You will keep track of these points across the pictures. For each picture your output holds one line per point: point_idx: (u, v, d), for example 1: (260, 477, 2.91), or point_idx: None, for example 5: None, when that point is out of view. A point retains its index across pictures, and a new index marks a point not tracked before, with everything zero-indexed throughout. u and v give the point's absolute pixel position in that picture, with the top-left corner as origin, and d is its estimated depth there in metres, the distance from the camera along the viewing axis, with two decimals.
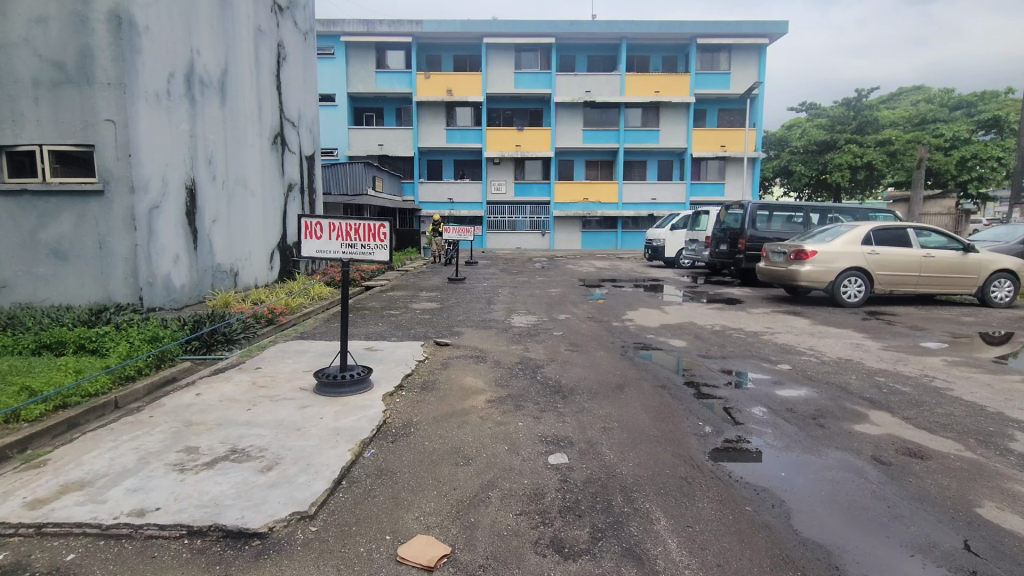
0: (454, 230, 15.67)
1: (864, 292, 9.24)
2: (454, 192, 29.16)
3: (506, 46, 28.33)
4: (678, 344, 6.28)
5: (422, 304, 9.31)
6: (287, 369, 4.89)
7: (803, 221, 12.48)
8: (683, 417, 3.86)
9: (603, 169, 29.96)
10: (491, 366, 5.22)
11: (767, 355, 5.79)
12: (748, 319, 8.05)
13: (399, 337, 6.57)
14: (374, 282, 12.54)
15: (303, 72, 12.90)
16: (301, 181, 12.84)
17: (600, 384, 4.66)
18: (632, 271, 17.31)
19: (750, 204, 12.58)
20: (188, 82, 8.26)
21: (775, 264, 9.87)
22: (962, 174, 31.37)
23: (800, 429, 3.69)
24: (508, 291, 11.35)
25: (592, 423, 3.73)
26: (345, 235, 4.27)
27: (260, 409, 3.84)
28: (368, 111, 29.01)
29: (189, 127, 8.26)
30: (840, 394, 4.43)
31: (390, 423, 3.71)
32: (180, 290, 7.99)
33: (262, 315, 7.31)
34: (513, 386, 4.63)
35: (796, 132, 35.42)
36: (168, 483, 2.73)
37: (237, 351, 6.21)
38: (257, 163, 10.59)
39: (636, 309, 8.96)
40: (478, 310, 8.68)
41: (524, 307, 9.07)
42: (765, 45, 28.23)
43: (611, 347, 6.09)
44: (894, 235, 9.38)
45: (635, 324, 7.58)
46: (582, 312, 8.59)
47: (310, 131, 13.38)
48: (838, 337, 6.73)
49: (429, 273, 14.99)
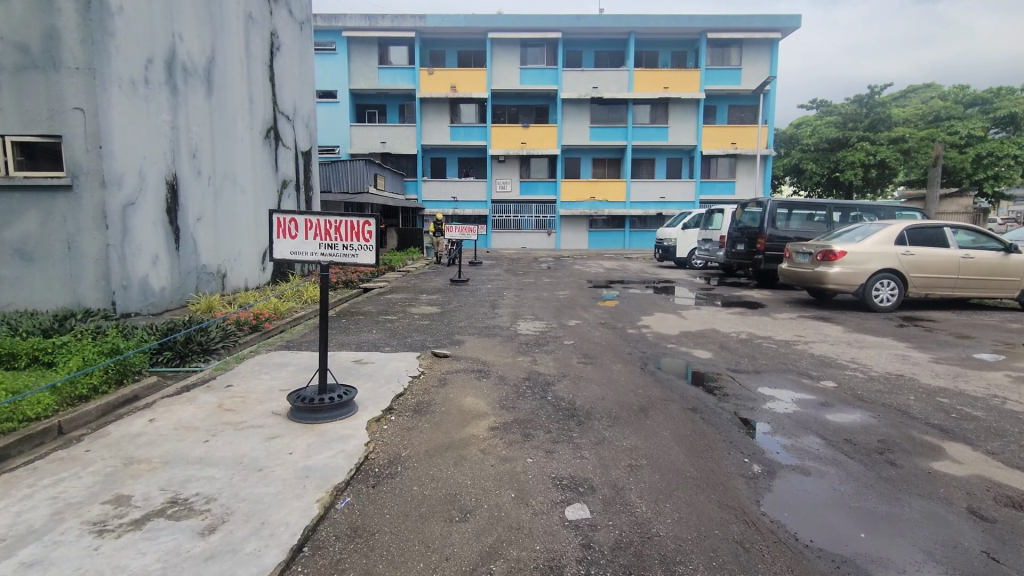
0: (456, 229, 15.05)
1: (897, 296, 8.56)
2: (458, 190, 28.52)
3: (511, 42, 27.72)
4: (704, 355, 5.64)
5: (421, 309, 8.70)
6: (261, 387, 4.28)
7: (824, 219, 11.80)
8: (723, 451, 3.23)
9: (610, 167, 29.31)
10: (493, 384, 4.58)
11: (806, 368, 5.13)
12: (775, 325, 7.39)
13: (393, 347, 5.96)
14: (372, 284, 11.93)
15: (299, 63, 12.34)
16: (296, 177, 12.28)
17: (619, 406, 4.02)
18: (641, 272, 16.66)
19: (770, 202, 11.90)
20: (168, 69, 7.70)
21: (800, 266, 9.23)
22: (977, 173, 30.53)
23: (868, 467, 3.05)
24: (513, 293, 10.72)
25: (616, 460, 3.10)
26: (323, 234, 3.65)
27: (220, 441, 3.23)
28: (371, 108, 28.52)
29: (170, 118, 7.71)
30: (903, 421, 3.76)
31: (372, 460, 3.08)
32: (159, 293, 7.45)
33: (245, 321, 6.70)
34: (519, 408, 3.99)
35: (807, 129, 34.63)
36: (76, 553, 2.12)
37: (214, 363, 5.63)
38: (248, 158, 10.04)
39: (651, 314, 8.31)
40: (482, 316, 8.06)
41: (531, 311, 8.43)
42: (776, 39, 27.51)
43: (628, 359, 5.45)
44: (929, 234, 8.70)
45: (652, 332, 6.94)
46: (594, 317, 7.96)
47: (307, 126, 12.82)
48: (880, 347, 6.06)
49: (431, 275, 14.39)
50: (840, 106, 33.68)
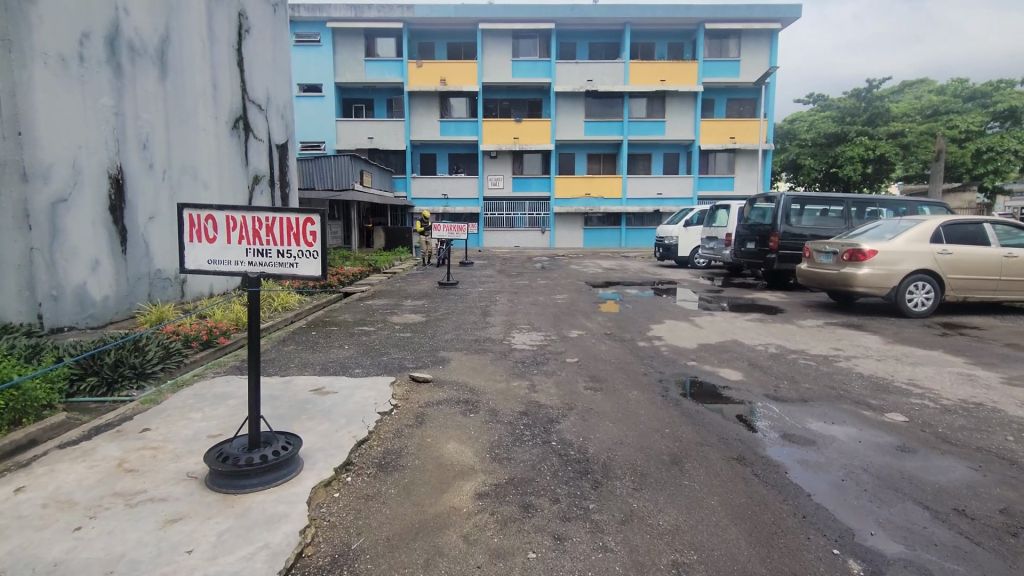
0: (444, 227, 14.11)
1: (933, 299, 7.75)
2: (449, 187, 27.53)
3: (504, 33, 26.75)
4: (737, 377, 4.74)
5: (404, 317, 7.77)
6: (185, 432, 3.33)
7: (840, 214, 10.96)
8: (800, 536, 2.34)
9: (606, 163, 28.45)
10: (483, 422, 3.67)
11: (861, 394, 4.26)
12: (804, 336, 6.53)
13: (366, 368, 5.02)
14: (354, 289, 11.02)
15: (273, 49, 11.38)
16: (270, 172, 11.32)
17: (645, 456, 3.13)
18: (642, 271, 15.80)
19: (783, 196, 11.04)
20: (111, 46, 6.73)
21: (822, 267, 8.42)
22: (977, 167, 29.86)
23: (1010, 564, 2.17)
24: (507, 298, 9.82)
25: (655, 556, 2.20)
26: (250, 237, 2.71)
27: (97, 529, 2.30)
28: (358, 102, 27.52)
29: (113, 104, 6.74)
30: (1018, 478, 2.90)
31: (309, 559, 2.17)
32: (100, 303, 6.50)
33: (194, 336, 5.73)
34: (515, 460, 3.07)
35: (804, 123, 33.84)
36: None
37: (149, 390, 4.69)
38: (213, 151, 9.09)
39: (661, 323, 7.41)
40: (472, 325, 7.14)
41: (528, 320, 7.51)
42: (776, 30, 26.70)
43: (645, 383, 4.55)
44: (968, 232, 7.91)
45: (666, 346, 6.03)
46: (598, 327, 7.05)
47: (282, 117, 11.84)
48: (935, 363, 5.20)
49: (418, 277, 13.47)
50: (838, 100, 32.93)
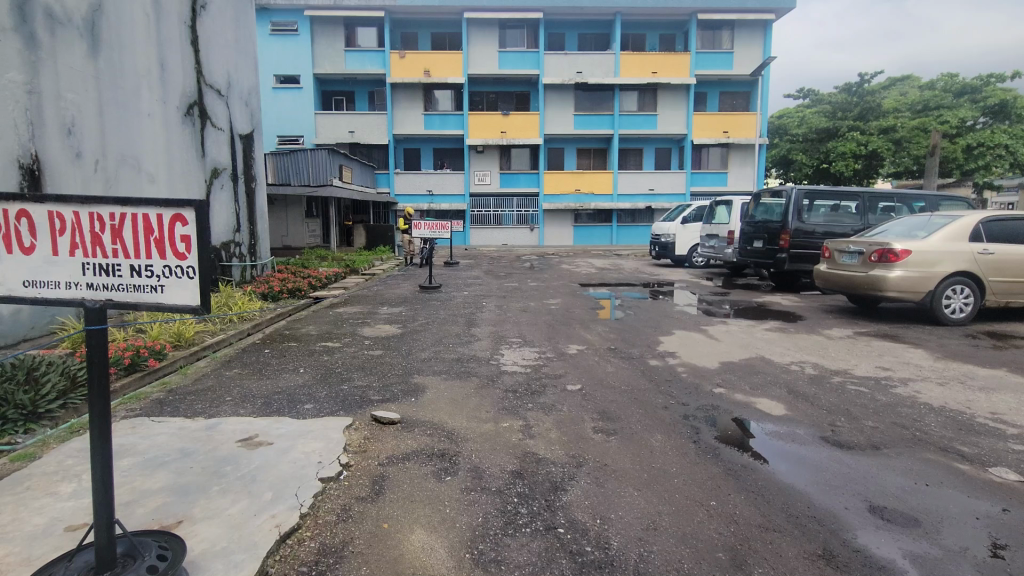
0: (426, 225, 13.08)
1: (972, 306, 6.93)
2: (433, 183, 26.48)
3: (490, 22, 25.75)
4: (780, 412, 3.82)
5: (376, 329, 6.78)
6: (35, 523, 2.32)
7: (854, 210, 10.14)
8: None
9: (596, 158, 27.55)
10: (463, 492, 2.70)
11: (947, 438, 3.35)
12: (839, 351, 5.65)
13: (323, 402, 4.03)
14: (325, 294, 10.06)
15: (235, 29, 10.40)
16: (233, 165, 10.29)
17: (695, 555, 2.19)
18: (638, 271, 14.92)
19: (795, 191, 10.18)
20: (21, 11, 5.66)
21: (846, 268, 7.59)
22: (968, 163, 29.29)
23: None
24: (495, 303, 8.89)
25: None
26: (87, 244, 1.72)
27: None
28: (338, 95, 26.42)
29: (25, 80, 5.69)
30: None
31: None
32: (8, 319, 5.44)
33: (113, 360, 4.64)
34: (508, 568, 2.11)
35: (795, 118, 33.23)
36: None
37: (43, 433, 3.64)
38: (161, 141, 8.08)
39: (671, 334, 6.49)
40: (454, 339, 6.17)
41: (519, 332, 6.55)
42: (770, 21, 25.94)
43: (669, 423, 3.62)
44: (1011, 228, 7.12)
45: (683, 365, 5.10)
46: (601, 341, 6.11)
47: (246, 105, 10.86)
48: (1009, 388, 4.32)
49: (399, 280, 12.50)
50: (829, 95, 32.33)
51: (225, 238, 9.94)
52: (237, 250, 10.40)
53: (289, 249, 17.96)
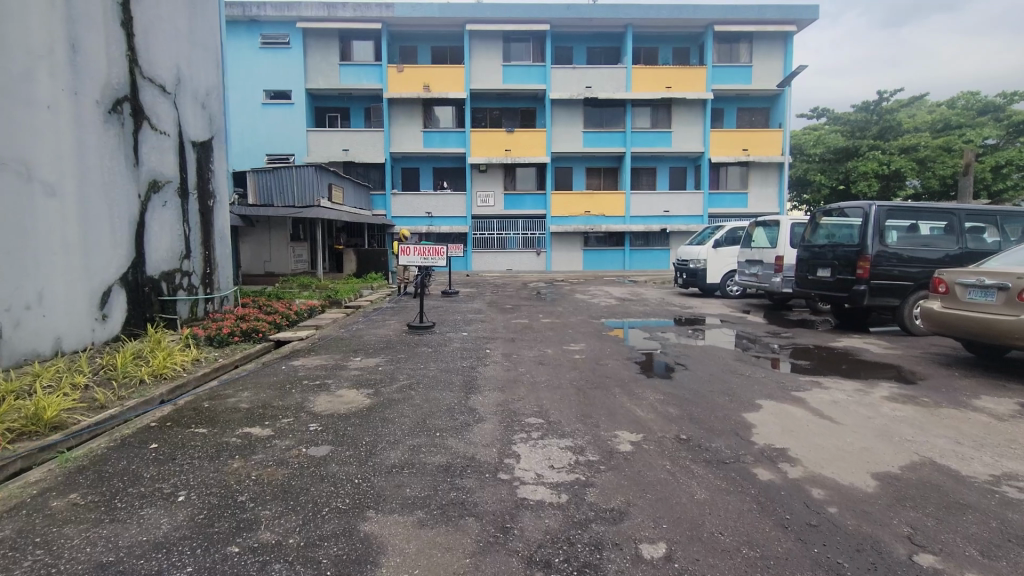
0: (416, 250, 11.05)
1: None
2: (432, 205, 24.76)
3: (493, 35, 24.27)
4: None
5: (338, 397, 4.81)
6: None
7: (944, 231, 8.22)
8: None
9: (606, 178, 25.82)
10: None
11: None
12: None
13: None
14: (288, 336, 8.08)
15: (188, 17, 8.73)
16: (180, 177, 8.48)
17: None
18: (665, 302, 12.98)
19: (875, 208, 8.19)
20: None
21: (978, 309, 5.64)
22: (996, 184, 26.89)
23: None
24: (502, 350, 6.89)
25: None
26: None
27: None
28: (332, 111, 24.86)
29: None
30: None
31: None
32: None
33: None
34: None
35: (811, 137, 31.50)
36: None
37: None
38: (67, 141, 6.30)
39: (760, 410, 4.46)
40: (440, 421, 4.13)
41: (538, 405, 4.55)
42: (791, 33, 24.39)
43: None
44: None
45: (817, 482, 3.10)
46: (661, 423, 4.11)
47: (201, 107, 9.11)
48: None
49: (386, 314, 10.55)
50: (845, 113, 30.56)
51: (167, 267, 8.07)
52: (185, 280, 8.49)
53: (271, 276, 16.05)
